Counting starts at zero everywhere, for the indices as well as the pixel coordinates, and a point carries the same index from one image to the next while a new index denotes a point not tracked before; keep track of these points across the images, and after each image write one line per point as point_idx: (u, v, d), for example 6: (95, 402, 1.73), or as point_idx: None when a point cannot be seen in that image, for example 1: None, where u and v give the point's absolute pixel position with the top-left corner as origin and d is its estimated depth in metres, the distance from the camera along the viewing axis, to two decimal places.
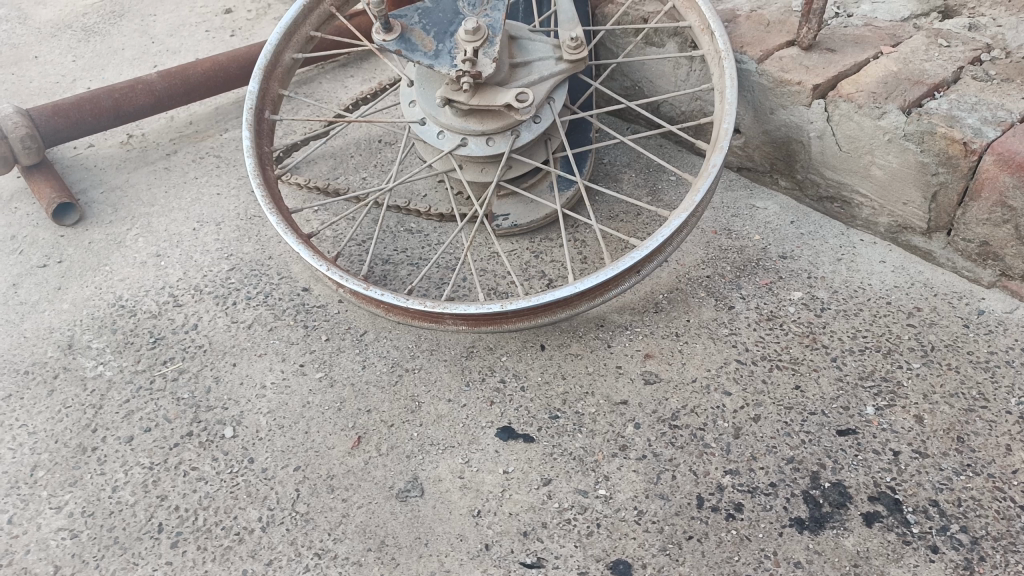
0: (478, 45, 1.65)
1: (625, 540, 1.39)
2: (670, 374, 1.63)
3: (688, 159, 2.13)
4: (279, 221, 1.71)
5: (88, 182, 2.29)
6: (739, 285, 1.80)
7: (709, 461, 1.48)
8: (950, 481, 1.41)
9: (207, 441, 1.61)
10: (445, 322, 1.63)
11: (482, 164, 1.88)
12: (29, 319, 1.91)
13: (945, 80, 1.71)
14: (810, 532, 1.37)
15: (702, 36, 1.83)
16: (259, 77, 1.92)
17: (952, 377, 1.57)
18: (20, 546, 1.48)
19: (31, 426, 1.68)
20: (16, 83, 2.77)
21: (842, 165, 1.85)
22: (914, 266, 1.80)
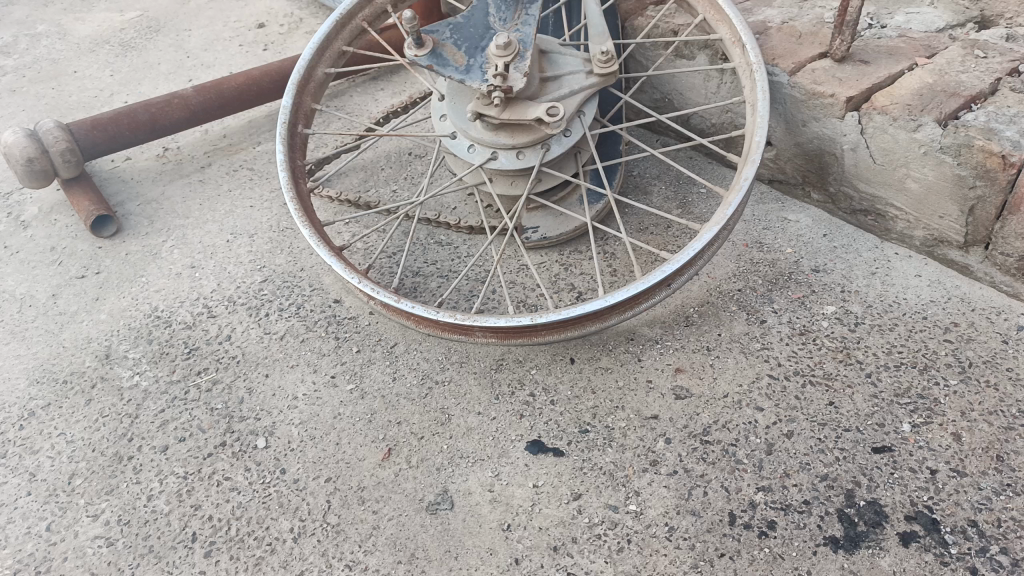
0: (509, 60, 1.65)
1: (656, 556, 1.38)
2: (701, 390, 1.62)
3: (718, 172, 2.12)
4: (311, 234, 1.73)
5: (126, 195, 2.34)
6: (772, 299, 1.78)
7: (741, 477, 1.47)
8: (989, 501, 1.38)
9: (241, 451, 1.63)
10: (475, 334, 1.63)
11: (512, 177, 1.89)
12: (68, 329, 1.95)
13: (983, 92, 1.69)
14: (845, 551, 1.35)
15: (733, 49, 1.82)
16: (293, 91, 1.95)
17: (990, 396, 1.54)
18: (58, 553, 1.51)
19: (69, 435, 1.71)
20: (56, 98, 2.84)
21: (876, 177, 1.82)
22: (950, 280, 1.78)
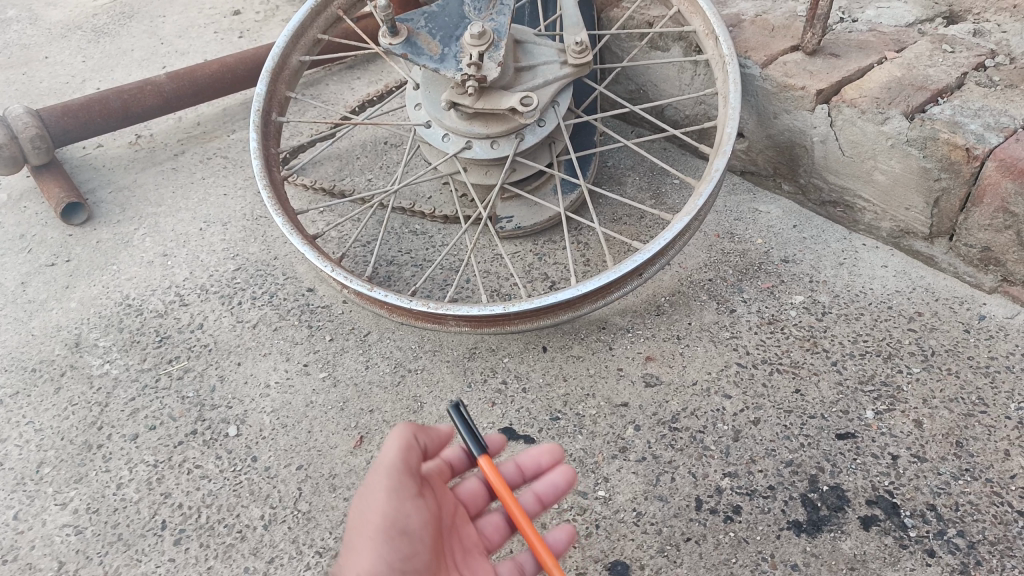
0: (483, 49, 1.65)
1: (623, 541, 1.40)
2: (671, 377, 1.64)
3: (691, 163, 2.14)
4: (284, 222, 1.73)
5: (97, 182, 2.32)
6: (742, 289, 1.81)
7: (709, 463, 1.49)
8: (948, 486, 1.42)
9: (212, 439, 1.63)
10: (448, 323, 1.64)
11: (486, 167, 1.89)
12: (37, 317, 1.93)
13: (948, 86, 1.72)
14: (808, 535, 1.38)
15: (706, 41, 1.84)
16: (266, 79, 1.94)
17: (952, 383, 1.57)
18: (26, 541, 1.51)
19: (38, 423, 1.70)
20: (27, 84, 2.80)
21: (844, 169, 1.85)
22: (916, 271, 1.81)
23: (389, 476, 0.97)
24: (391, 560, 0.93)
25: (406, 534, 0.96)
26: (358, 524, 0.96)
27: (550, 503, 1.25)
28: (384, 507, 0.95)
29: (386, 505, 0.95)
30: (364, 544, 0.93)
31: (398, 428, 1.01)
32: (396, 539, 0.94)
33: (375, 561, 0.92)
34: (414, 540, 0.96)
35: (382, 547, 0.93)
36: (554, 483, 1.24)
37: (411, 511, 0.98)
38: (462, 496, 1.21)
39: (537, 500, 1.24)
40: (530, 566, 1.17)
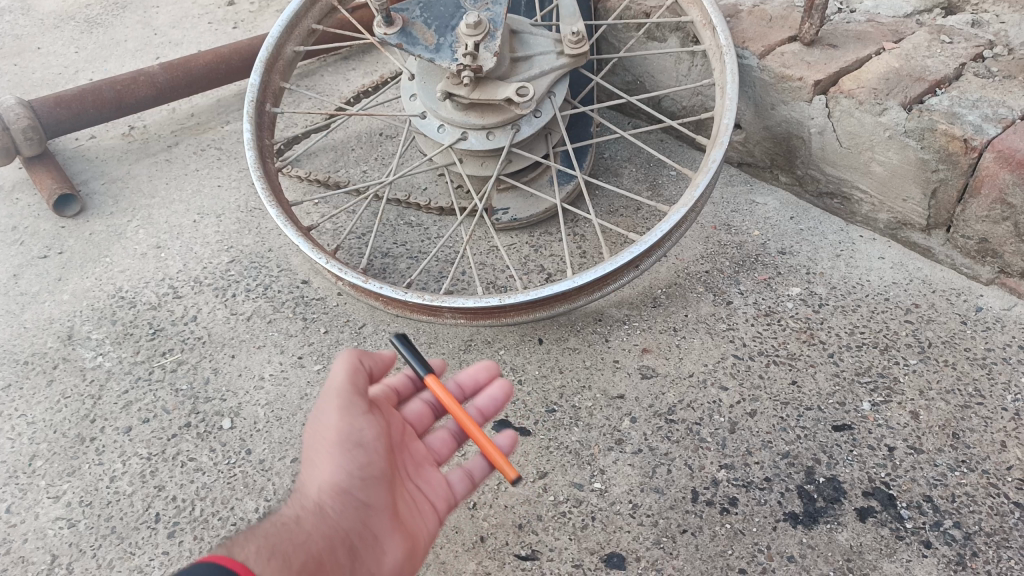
0: (479, 39, 1.64)
1: (619, 533, 1.39)
2: (667, 369, 1.64)
3: (688, 154, 2.13)
4: (278, 214, 1.72)
5: (90, 174, 2.30)
6: (738, 281, 1.80)
7: (705, 455, 1.49)
8: (945, 478, 1.41)
9: (206, 432, 1.62)
10: (443, 315, 1.63)
11: (482, 158, 1.88)
12: (29, 310, 1.92)
13: (946, 77, 1.71)
14: (804, 526, 1.37)
15: (704, 31, 1.82)
16: (260, 69, 1.92)
17: (948, 374, 1.57)
18: (18, 534, 1.50)
19: (30, 416, 1.69)
20: (19, 75, 2.78)
21: (842, 160, 1.84)
22: (913, 262, 1.80)
23: (339, 396, 1.11)
24: (348, 467, 1.07)
25: (360, 445, 1.09)
26: (318, 439, 1.11)
27: (491, 417, 1.30)
28: (337, 422, 1.09)
29: (337, 421, 1.09)
30: (324, 455, 1.08)
31: (344, 354, 1.14)
32: (350, 449, 1.08)
33: (332, 468, 1.06)
34: (368, 450, 1.10)
35: (339, 457, 1.07)
36: (492, 395, 1.30)
37: (364, 425, 1.11)
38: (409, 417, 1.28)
39: (478, 413, 1.29)
40: (479, 471, 1.23)
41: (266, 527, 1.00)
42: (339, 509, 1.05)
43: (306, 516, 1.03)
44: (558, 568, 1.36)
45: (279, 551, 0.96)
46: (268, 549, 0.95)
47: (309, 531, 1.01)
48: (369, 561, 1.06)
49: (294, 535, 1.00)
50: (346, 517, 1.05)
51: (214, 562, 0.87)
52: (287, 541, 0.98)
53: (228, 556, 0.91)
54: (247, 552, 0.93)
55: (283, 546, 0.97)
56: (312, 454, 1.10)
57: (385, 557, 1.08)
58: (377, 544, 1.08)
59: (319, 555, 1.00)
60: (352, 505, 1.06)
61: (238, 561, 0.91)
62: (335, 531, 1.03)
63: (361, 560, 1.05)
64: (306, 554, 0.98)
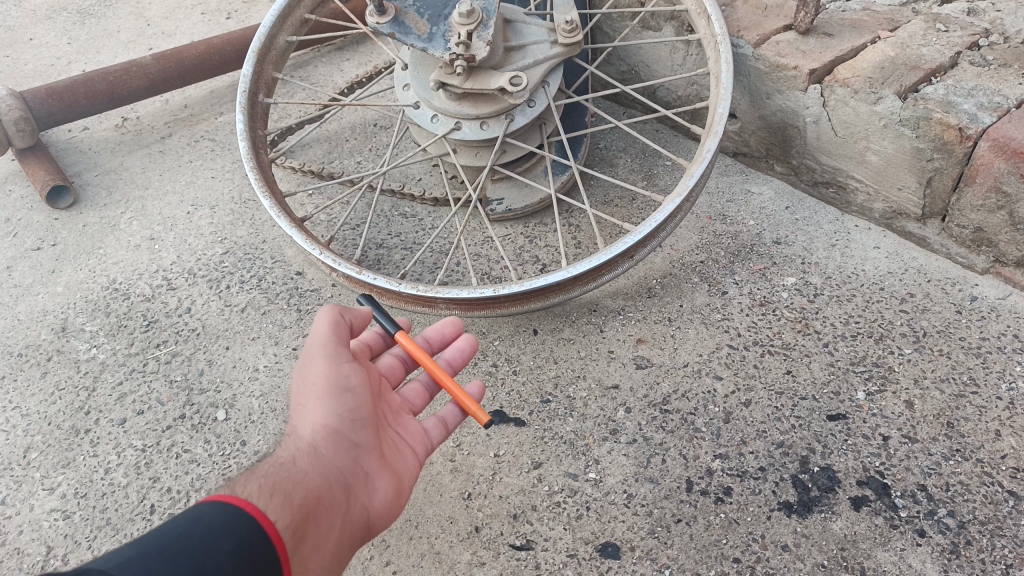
0: (472, 28, 1.63)
1: (613, 523, 1.40)
2: (662, 359, 1.64)
3: (683, 144, 2.13)
4: (272, 204, 1.71)
5: (83, 166, 2.29)
6: (733, 271, 1.80)
7: (699, 445, 1.49)
8: (939, 467, 1.42)
9: (201, 423, 1.62)
10: (437, 306, 1.63)
11: (476, 149, 1.88)
12: (23, 302, 1.91)
13: (942, 66, 1.71)
14: (798, 516, 1.38)
15: (698, 20, 1.82)
16: (253, 59, 1.91)
17: (943, 364, 1.57)
18: (13, 527, 1.50)
19: (24, 408, 1.69)
20: (11, 66, 2.76)
21: (837, 150, 1.84)
22: (908, 252, 1.80)
23: (325, 346, 1.18)
24: (339, 410, 1.13)
25: (349, 390, 1.15)
26: (306, 388, 1.16)
27: (460, 367, 1.39)
28: (326, 370, 1.15)
29: (325, 369, 1.15)
30: (313, 400, 1.13)
31: (326, 309, 1.22)
32: (339, 393, 1.14)
33: (324, 411, 1.11)
34: (356, 395, 1.16)
35: (330, 400, 1.12)
36: (459, 348, 1.38)
37: (350, 371, 1.17)
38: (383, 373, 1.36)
39: (448, 365, 1.38)
40: (454, 418, 1.32)
41: (264, 467, 1.03)
42: (333, 449, 1.09)
43: (301, 457, 1.06)
44: (552, 558, 1.36)
45: (281, 487, 1.00)
46: (271, 486, 0.98)
47: (306, 470, 1.05)
48: (361, 498, 1.11)
49: (292, 473, 1.03)
50: (340, 456, 1.09)
51: (221, 501, 0.91)
52: (287, 479, 1.01)
53: (232, 493, 0.94)
54: (251, 489, 0.96)
55: (283, 483, 1.01)
56: (301, 402, 1.15)
57: (376, 494, 1.12)
58: (367, 482, 1.13)
59: (316, 491, 1.04)
60: (345, 445, 1.11)
61: (243, 497, 0.94)
62: (331, 469, 1.07)
63: (355, 497, 1.10)
64: (305, 490, 1.02)
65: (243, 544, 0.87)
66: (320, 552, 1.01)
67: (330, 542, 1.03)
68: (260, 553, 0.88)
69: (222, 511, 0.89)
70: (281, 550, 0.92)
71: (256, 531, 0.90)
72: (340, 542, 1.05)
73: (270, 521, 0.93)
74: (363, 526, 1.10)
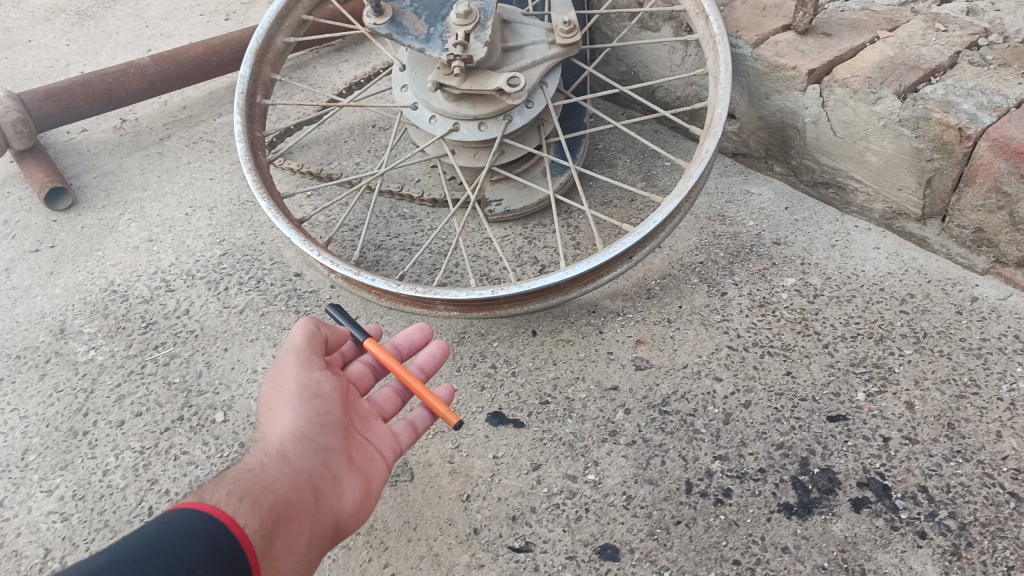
0: (469, 29, 1.63)
1: (613, 525, 1.39)
2: (662, 361, 1.63)
3: (683, 145, 2.12)
4: (270, 206, 1.71)
5: (82, 167, 2.29)
6: (733, 272, 1.79)
7: (699, 447, 1.48)
8: (939, 468, 1.41)
9: (199, 425, 1.61)
10: (436, 307, 1.63)
11: (474, 149, 1.88)
12: (21, 304, 1.91)
13: (942, 65, 1.70)
14: (799, 517, 1.37)
15: (697, 20, 1.81)
16: (251, 60, 1.90)
17: (943, 364, 1.56)
18: (11, 529, 1.49)
19: (22, 410, 1.69)
20: (10, 68, 2.76)
21: (837, 150, 1.83)
22: (908, 252, 1.80)
23: (297, 354, 1.21)
24: (309, 414, 1.15)
25: (320, 395, 1.18)
26: (278, 393, 1.19)
27: (432, 372, 1.40)
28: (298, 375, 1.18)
29: (296, 376, 1.18)
30: (284, 405, 1.16)
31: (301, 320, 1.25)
32: (311, 398, 1.17)
33: (294, 415, 1.14)
34: (326, 400, 1.18)
35: (300, 405, 1.15)
36: (431, 353, 1.40)
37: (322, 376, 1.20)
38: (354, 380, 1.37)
39: (420, 370, 1.39)
40: (423, 422, 1.34)
41: (233, 474, 1.07)
42: (301, 452, 1.12)
43: (270, 463, 1.10)
44: (551, 560, 1.36)
45: (248, 492, 1.04)
46: (238, 491, 1.03)
47: (274, 475, 1.08)
48: (331, 499, 1.13)
49: (260, 479, 1.07)
50: (308, 459, 1.12)
51: (190, 508, 0.96)
52: (254, 484, 1.05)
53: (200, 500, 0.99)
54: (218, 496, 1.01)
55: (250, 488, 1.05)
56: (272, 407, 1.18)
57: (345, 495, 1.15)
58: (337, 484, 1.15)
59: (284, 495, 1.07)
60: (313, 448, 1.13)
61: (212, 504, 0.99)
62: (299, 473, 1.10)
63: (324, 498, 1.13)
64: (273, 494, 1.05)
65: (214, 548, 0.93)
66: (290, 553, 1.05)
67: (300, 543, 1.06)
68: (229, 557, 0.94)
69: (191, 518, 0.94)
70: (250, 552, 0.97)
71: (225, 536, 0.95)
72: (312, 543, 1.08)
73: (238, 526, 0.97)
74: (334, 527, 1.13)
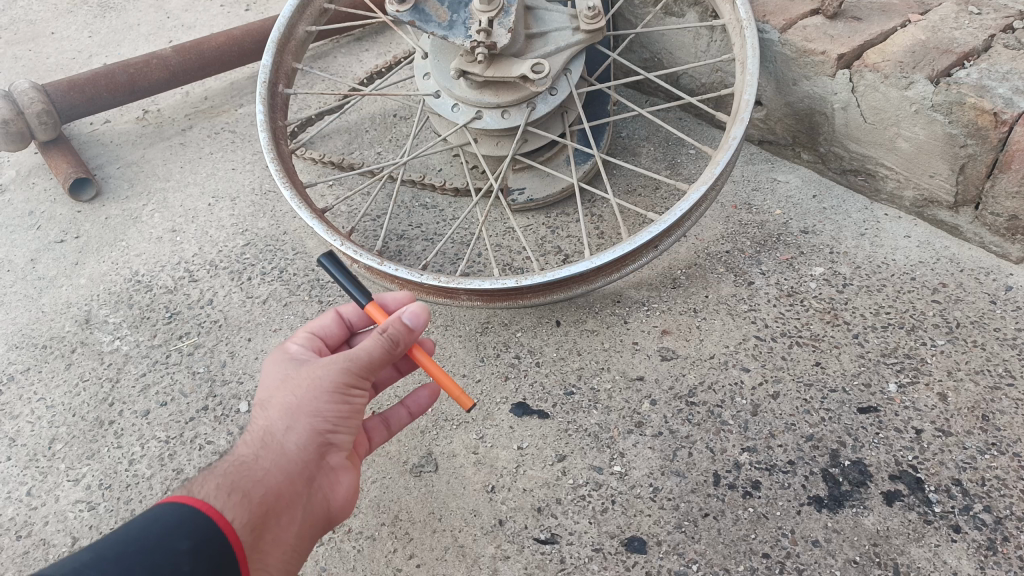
0: (493, 15, 1.61)
1: (640, 517, 1.38)
2: (688, 351, 1.61)
3: (708, 132, 2.09)
4: (293, 195, 1.70)
5: (105, 158, 2.29)
6: (760, 261, 1.76)
7: (727, 438, 1.46)
8: (974, 461, 1.38)
9: (223, 415, 1.61)
10: (460, 297, 1.61)
11: (497, 138, 1.86)
12: (47, 294, 1.92)
13: (976, 49, 1.66)
14: (829, 510, 1.35)
15: (723, 5, 1.78)
16: (273, 50, 1.89)
17: (977, 355, 1.53)
18: (39, 517, 1.51)
19: (49, 400, 1.70)
20: (33, 60, 2.77)
21: (867, 136, 1.80)
22: (940, 241, 1.76)
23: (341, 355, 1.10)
24: (321, 411, 1.08)
25: (345, 399, 1.10)
26: (296, 379, 1.10)
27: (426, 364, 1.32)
28: (325, 370, 1.08)
29: (327, 377, 1.08)
30: (296, 395, 1.08)
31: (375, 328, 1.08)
32: (331, 396, 1.08)
33: (305, 410, 1.07)
34: (349, 406, 1.11)
35: (317, 403, 1.08)
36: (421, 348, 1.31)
37: (351, 375, 1.10)
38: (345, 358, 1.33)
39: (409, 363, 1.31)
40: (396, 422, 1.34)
41: (223, 465, 1.04)
42: (302, 445, 1.07)
43: (266, 453, 1.05)
44: (577, 552, 1.35)
45: (238, 486, 1.01)
46: (227, 485, 1.00)
47: (268, 468, 1.04)
48: (326, 490, 1.11)
49: (252, 471, 1.03)
50: (309, 451, 1.08)
51: (178, 502, 0.95)
52: (246, 477, 1.02)
53: (188, 494, 0.98)
54: (206, 489, 0.99)
55: (242, 481, 1.02)
56: (284, 390, 1.10)
57: (340, 487, 1.13)
58: (334, 475, 1.12)
59: (277, 488, 1.04)
60: (317, 441, 1.09)
61: (199, 497, 0.97)
62: (295, 466, 1.06)
63: (319, 489, 1.10)
64: (263, 488, 1.02)
65: (199, 544, 0.92)
66: (277, 546, 1.04)
67: (289, 535, 1.05)
68: (216, 552, 0.93)
69: (180, 512, 0.94)
70: (236, 548, 0.96)
71: (212, 531, 0.94)
72: (300, 534, 1.07)
73: (223, 521, 0.96)
74: (324, 516, 1.12)
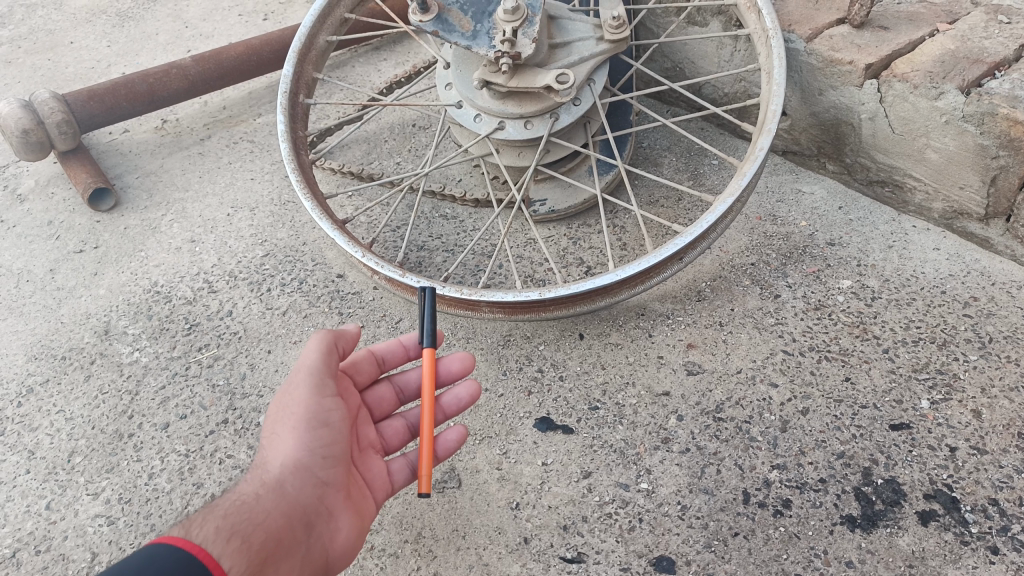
0: (517, 25, 1.60)
1: (668, 536, 1.35)
2: (714, 365, 1.58)
3: (731, 143, 2.07)
4: (313, 206, 1.69)
5: (124, 168, 2.29)
6: (786, 273, 1.74)
7: (756, 455, 1.43)
8: (1011, 480, 1.35)
9: (243, 428, 1.59)
10: (481, 310, 1.59)
11: (519, 148, 1.84)
12: (66, 304, 1.92)
13: (1007, 59, 1.63)
14: (863, 530, 1.32)
15: (748, 14, 1.75)
16: (294, 60, 1.88)
17: (1012, 371, 1.50)
18: (59, 532, 1.49)
19: (68, 412, 1.68)
20: (52, 69, 2.78)
21: (895, 147, 1.77)
22: (970, 253, 1.73)
23: (310, 376, 1.18)
24: (308, 444, 1.13)
25: (327, 425, 1.16)
26: (281, 416, 1.17)
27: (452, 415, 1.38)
28: (300, 399, 1.16)
29: (307, 401, 1.16)
30: (284, 432, 1.15)
31: (319, 335, 1.22)
32: (313, 425, 1.15)
33: (293, 445, 1.12)
34: (334, 429, 1.17)
35: (301, 433, 1.13)
36: (458, 397, 1.36)
37: (322, 399, 1.17)
38: (371, 399, 1.35)
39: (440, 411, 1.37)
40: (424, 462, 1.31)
41: (225, 505, 1.06)
42: (299, 484, 1.11)
43: (265, 494, 1.09)
44: (604, 571, 1.32)
45: (238, 530, 1.02)
46: (227, 528, 1.01)
47: (268, 510, 1.07)
48: (323, 536, 1.12)
49: (251, 514, 1.05)
50: (304, 492, 1.11)
51: (173, 544, 0.95)
52: (246, 519, 1.04)
53: (185, 536, 0.97)
54: (205, 532, 0.99)
55: (240, 525, 1.03)
56: (276, 430, 1.16)
57: (339, 532, 1.13)
58: (332, 519, 1.13)
59: (276, 532, 1.05)
60: (311, 481, 1.12)
61: (197, 542, 0.97)
62: (294, 507, 1.08)
63: (317, 534, 1.11)
64: (263, 531, 1.04)
65: None
66: None
67: None
68: None
69: (174, 555, 0.93)
70: None
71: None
72: None
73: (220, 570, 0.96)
74: (323, 566, 1.11)
